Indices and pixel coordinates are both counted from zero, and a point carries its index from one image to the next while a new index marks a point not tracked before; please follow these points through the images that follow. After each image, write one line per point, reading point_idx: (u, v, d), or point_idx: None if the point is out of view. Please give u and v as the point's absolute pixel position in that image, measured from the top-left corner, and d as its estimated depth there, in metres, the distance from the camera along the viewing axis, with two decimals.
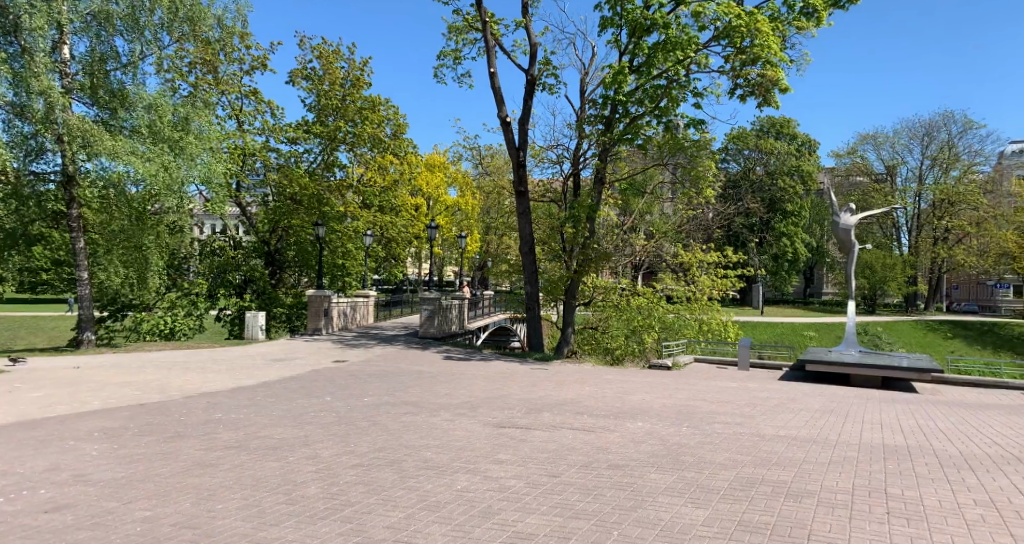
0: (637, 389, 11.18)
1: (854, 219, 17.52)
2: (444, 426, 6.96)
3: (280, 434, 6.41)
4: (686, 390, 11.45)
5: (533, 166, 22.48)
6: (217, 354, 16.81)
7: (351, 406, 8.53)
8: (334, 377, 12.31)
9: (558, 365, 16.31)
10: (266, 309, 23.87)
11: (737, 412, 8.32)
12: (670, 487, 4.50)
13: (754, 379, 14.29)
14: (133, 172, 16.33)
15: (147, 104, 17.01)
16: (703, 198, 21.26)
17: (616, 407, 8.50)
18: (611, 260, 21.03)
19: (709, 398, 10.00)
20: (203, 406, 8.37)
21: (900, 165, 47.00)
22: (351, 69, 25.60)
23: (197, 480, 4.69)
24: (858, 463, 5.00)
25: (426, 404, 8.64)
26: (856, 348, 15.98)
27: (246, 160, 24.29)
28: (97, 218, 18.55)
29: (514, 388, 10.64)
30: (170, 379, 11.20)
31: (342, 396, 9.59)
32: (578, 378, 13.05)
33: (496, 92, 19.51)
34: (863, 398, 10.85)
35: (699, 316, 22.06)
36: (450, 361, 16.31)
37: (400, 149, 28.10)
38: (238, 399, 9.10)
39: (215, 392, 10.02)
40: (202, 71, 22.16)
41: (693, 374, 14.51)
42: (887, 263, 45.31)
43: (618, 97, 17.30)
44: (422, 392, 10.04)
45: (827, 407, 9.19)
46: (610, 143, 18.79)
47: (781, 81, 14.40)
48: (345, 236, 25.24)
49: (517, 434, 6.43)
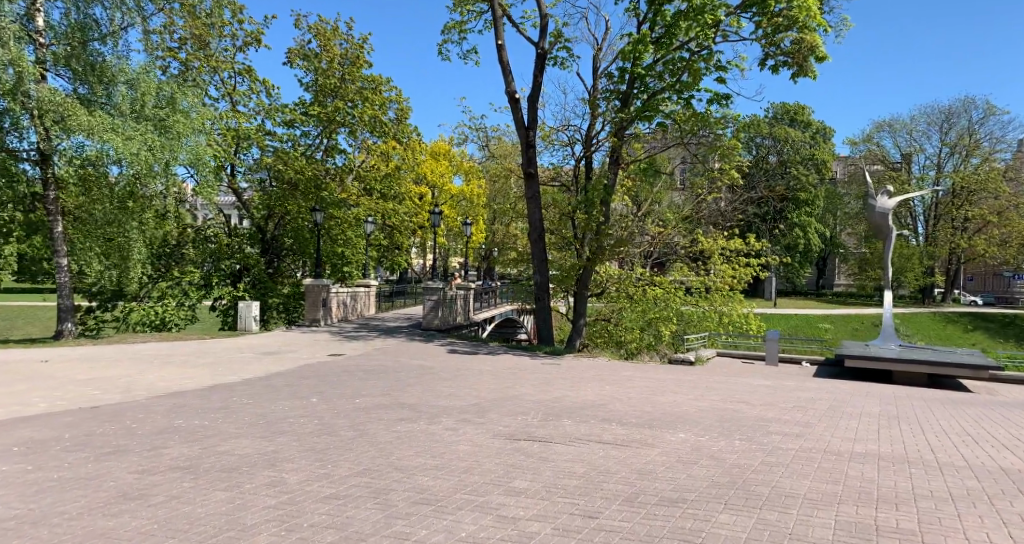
0: (663, 388, 9.94)
1: (892, 202, 16.04)
2: (445, 437, 5.76)
3: (242, 450, 5.19)
4: (717, 389, 10.23)
5: (543, 148, 21.27)
6: (204, 347, 15.59)
7: (338, 411, 7.33)
8: (326, 374, 11.12)
9: (570, 360, 15.07)
10: (261, 300, 22.68)
11: (790, 419, 7.08)
12: (754, 538, 3.28)
13: (786, 376, 13.04)
14: (112, 151, 15.07)
15: (128, 80, 16.12)
16: (725, 180, 20.00)
17: (646, 412, 7.27)
18: (626, 249, 19.81)
19: (747, 401, 8.77)
20: (165, 410, 7.16)
21: (917, 152, 45.59)
22: (350, 48, 24.35)
23: (111, 527, 3.48)
24: (994, 500, 3.79)
25: (424, 408, 7.43)
26: (894, 342, 14.63)
27: (240, 143, 23.18)
28: (76, 204, 17.39)
29: (525, 388, 9.45)
30: (141, 376, 10.00)
31: (330, 397, 8.39)
32: (594, 375, 11.84)
33: (504, 67, 18.30)
34: (919, 399, 9.61)
35: (719, 308, 20.48)
36: (454, 355, 15.10)
37: (403, 134, 26.88)
38: (208, 402, 7.91)
39: (187, 392, 8.83)
40: (192, 47, 21.11)
41: (718, 371, 13.30)
42: (904, 254, 44.12)
43: (637, 69, 16.18)
44: (421, 392, 8.83)
45: (888, 411, 7.96)
46: (626, 122, 17.58)
47: (820, 47, 13.13)
48: (345, 223, 24.26)
49: (535, 451, 5.22)
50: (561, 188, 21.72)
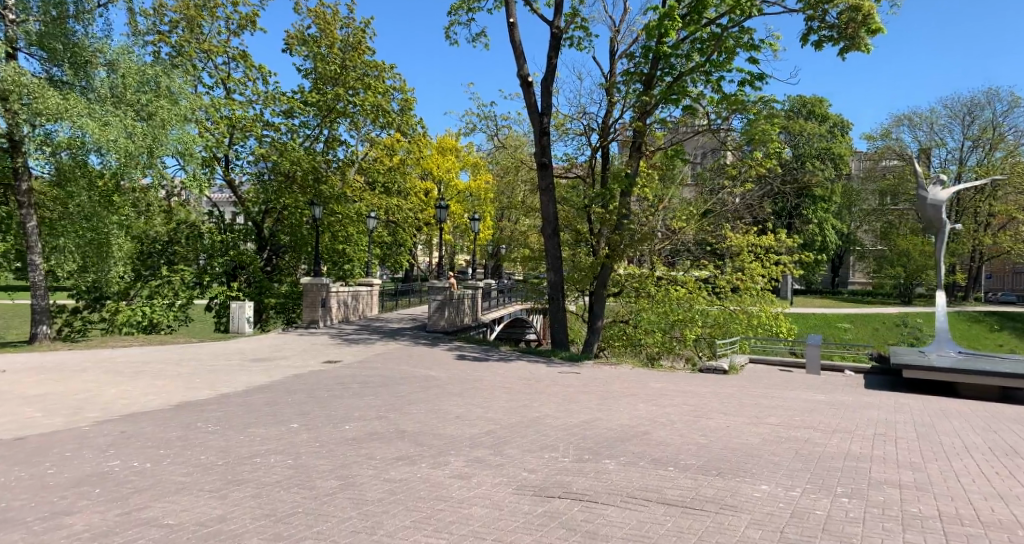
0: (707, 408, 8.48)
1: (945, 193, 14.32)
2: (453, 492, 4.42)
3: (176, 518, 3.89)
4: (769, 408, 8.80)
5: (556, 138, 19.84)
6: (187, 353, 14.18)
7: (321, 444, 5.98)
8: (317, 388, 9.76)
9: (590, 368, 13.61)
10: (257, 300, 21.32)
11: (886, 455, 5.69)
12: None
13: (835, 388, 11.56)
14: (87, 138, 13.72)
15: (108, 61, 14.92)
16: (754, 172, 18.50)
17: (703, 447, 5.88)
18: (649, 245, 18.31)
19: (814, 425, 7.35)
20: (107, 442, 5.84)
21: (938, 146, 43.98)
22: (351, 33, 23.02)
23: None
24: None
25: (428, 440, 6.08)
26: (952, 348, 13.11)
27: (236, 133, 21.89)
28: (54, 197, 16.11)
29: (547, 409, 8.06)
30: (99, 393, 8.64)
31: (315, 422, 7.04)
32: (622, 388, 10.45)
33: (516, 47, 16.86)
34: (1009, 421, 8.19)
35: (747, 309, 19.17)
36: (461, 362, 13.72)
37: (408, 126, 25.43)
38: (167, 427, 6.58)
39: (147, 413, 7.49)
40: (183, 30, 19.94)
41: (758, 383, 11.87)
42: (924, 251, 42.84)
43: (665, 46, 14.82)
44: (424, 416, 7.42)
45: (993, 440, 6.54)
46: (651, 105, 16.20)
47: (875, 16, 11.67)
48: (347, 219, 22.88)
49: (576, 517, 3.88)
50: (576, 180, 20.26)
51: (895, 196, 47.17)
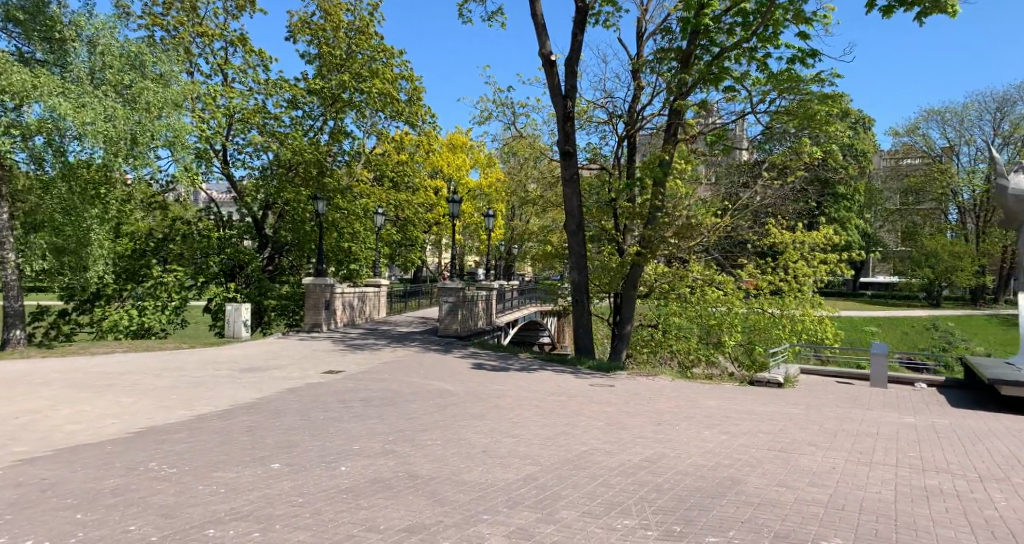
0: (789, 439, 6.83)
1: None
2: None
3: None
4: (865, 437, 7.16)
5: (578, 128, 18.28)
6: (171, 360, 12.63)
7: (306, 497, 4.40)
8: (312, 407, 8.16)
9: (624, 381, 11.99)
10: (256, 303, 19.84)
11: None
12: None
13: (918, 407, 9.88)
14: (62, 121, 12.14)
15: (89, 36, 13.49)
16: (796, 164, 16.78)
17: (830, 508, 4.26)
18: (684, 244, 16.63)
19: (945, 466, 5.69)
20: (12, 500, 4.25)
21: (968, 142, 42.13)
22: (359, 17, 21.55)
23: None
24: None
25: (452, 494, 4.48)
26: None
27: (235, 123, 20.40)
28: (29, 188, 14.69)
29: (595, 440, 6.46)
30: (44, 418, 7.07)
31: (303, 460, 5.45)
32: (674, 408, 8.82)
33: (538, 23, 15.26)
34: None
35: (789, 313, 17.54)
36: (478, 372, 12.15)
37: (418, 117, 23.81)
38: (106, 471, 5.00)
39: (92, 446, 5.92)
40: (179, 13, 18.53)
41: (825, 401, 10.20)
42: (954, 251, 40.77)
43: (706, 20, 13.23)
44: (441, 450, 5.81)
45: None
46: (688, 85, 14.57)
47: None
48: (353, 215, 21.34)
49: None
50: (601, 172, 18.64)
51: (919, 195, 45.32)
